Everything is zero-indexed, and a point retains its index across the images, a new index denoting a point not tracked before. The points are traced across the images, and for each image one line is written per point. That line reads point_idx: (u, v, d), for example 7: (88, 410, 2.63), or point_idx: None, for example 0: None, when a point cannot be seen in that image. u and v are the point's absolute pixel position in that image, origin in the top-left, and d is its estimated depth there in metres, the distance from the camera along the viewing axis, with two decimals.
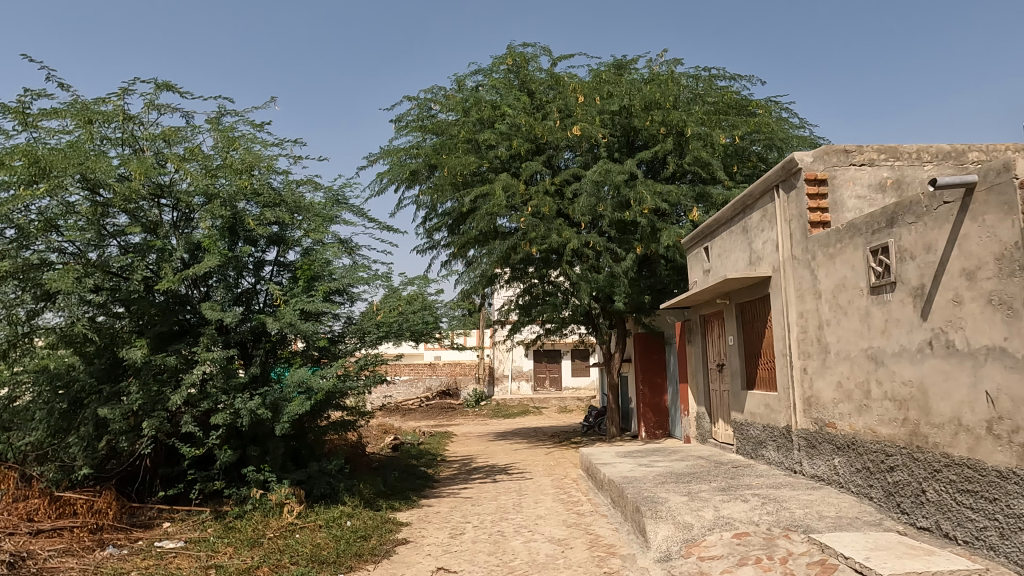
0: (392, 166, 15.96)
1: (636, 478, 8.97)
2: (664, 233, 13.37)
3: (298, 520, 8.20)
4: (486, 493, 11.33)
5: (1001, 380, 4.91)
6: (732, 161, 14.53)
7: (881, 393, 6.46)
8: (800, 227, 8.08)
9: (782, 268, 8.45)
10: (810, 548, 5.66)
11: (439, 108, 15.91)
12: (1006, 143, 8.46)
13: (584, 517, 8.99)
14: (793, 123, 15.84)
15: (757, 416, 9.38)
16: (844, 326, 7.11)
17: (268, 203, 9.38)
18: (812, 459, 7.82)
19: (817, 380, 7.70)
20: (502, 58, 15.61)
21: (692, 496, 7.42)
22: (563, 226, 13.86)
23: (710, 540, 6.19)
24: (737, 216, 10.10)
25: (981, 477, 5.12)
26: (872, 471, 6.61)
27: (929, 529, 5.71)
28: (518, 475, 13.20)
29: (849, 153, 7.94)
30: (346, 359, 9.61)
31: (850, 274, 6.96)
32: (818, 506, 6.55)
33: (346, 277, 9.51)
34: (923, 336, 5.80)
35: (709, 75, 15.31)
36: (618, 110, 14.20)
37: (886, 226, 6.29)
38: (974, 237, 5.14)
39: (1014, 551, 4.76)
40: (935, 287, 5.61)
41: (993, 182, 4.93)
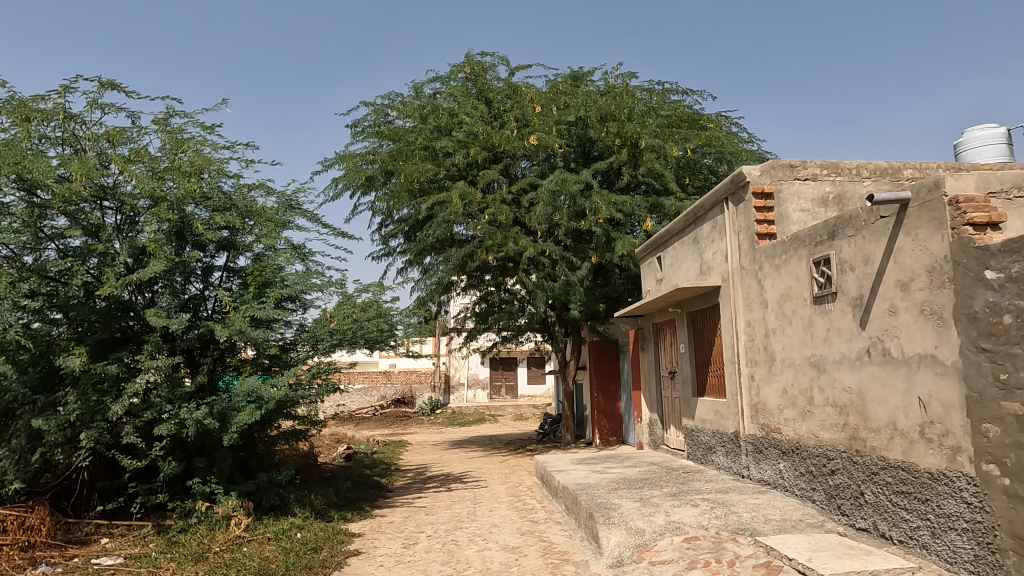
0: (348, 171, 15.81)
1: (590, 484, 9.05)
2: (619, 242, 13.55)
3: (246, 533, 7.96)
4: (441, 502, 11.25)
5: (933, 386, 5.16)
6: (684, 173, 14.86)
7: (823, 400, 6.71)
8: (748, 238, 8.33)
9: (730, 277, 8.70)
10: (756, 551, 5.82)
11: (395, 114, 15.87)
12: (939, 161, 8.89)
13: (538, 524, 9.04)
14: (743, 137, 16.36)
15: (707, 423, 9.61)
16: (789, 334, 7.36)
17: (217, 208, 9.10)
18: (758, 464, 8.05)
19: (764, 386, 7.94)
20: (459, 66, 15.69)
21: (644, 502, 7.55)
22: (519, 234, 13.90)
23: (661, 545, 6.31)
24: (689, 227, 10.35)
25: (915, 479, 5.36)
26: (814, 475, 6.85)
27: (868, 529, 5.96)
28: (473, 483, 13.15)
29: (793, 168, 8.25)
30: (298, 367, 9.40)
31: (795, 284, 7.23)
32: (764, 509, 6.74)
33: (299, 283, 9.34)
34: (862, 344, 6.06)
35: (662, 89, 15.68)
36: (575, 120, 14.42)
37: (828, 239, 6.55)
38: (908, 250, 5.40)
39: (945, 548, 5.01)
40: (874, 297, 5.86)
41: (925, 198, 5.20)
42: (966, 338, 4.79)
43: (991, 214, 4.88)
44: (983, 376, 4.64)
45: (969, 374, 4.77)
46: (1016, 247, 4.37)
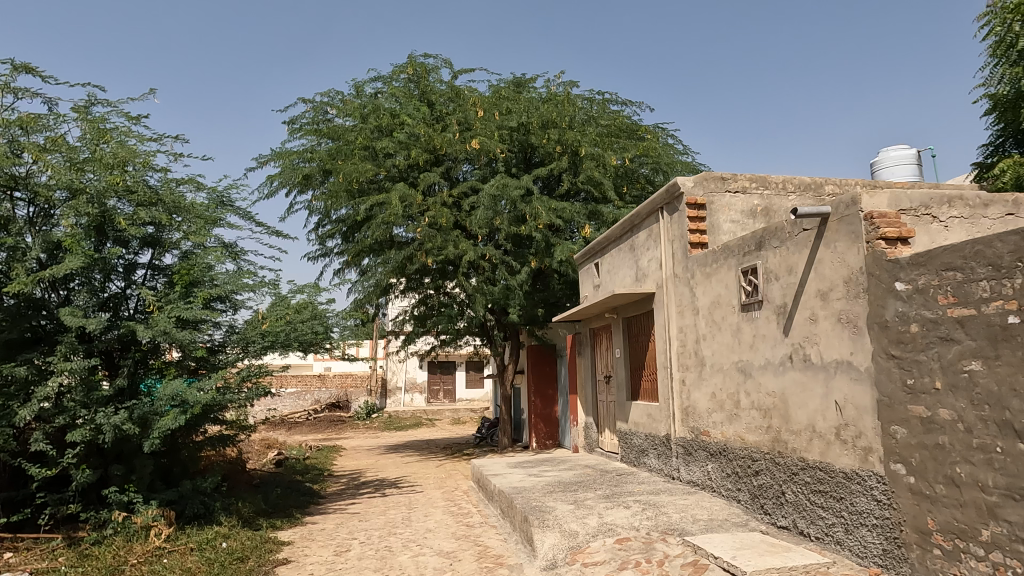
0: (284, 169, 15.40)
1: (525, 488, 9.11)
2: (559, 247, 13.73)
3: (166, 544, 7.59)
4: (375, 507, 11.05)
5: (848, 391, 5.46)
6: (622, 182, 15.19)
7: (749, 403, 6.99)
8: (681, 247, 8.61)
9: (664, 284, 8.96)
10: (684, 550, 6.01)
11: (335, 112, 15.60)
12: (857, 178, 9.41)
13: (473, 529, 9.03)
14: (678, 149, 16.88)
15: (640, 426, 9.84)
16: (718, 340, 7.64)
17: (142, 202, 8.65)
18: (688, 466, 8.31)
19: (694, 391, 8.21)
20: (402, 67, 15.57)
21: (578, 504, 7.66)
22: (459, 238, 13.92)
23: (594, 546, 6.42)
24: (625, 234, 10.59)
25: (831, 478, 5.66)
26: (740, 475, 7.12)
27: (788, 527, 6.26)
28: (408, 489, 12.99)
29: (724, 180, 8.57)
30: (227, 370, 9.08)
31: (724, 292, 7.51)
32: (693, 509, 6.96)
33: (229, 283, 9.01)
34: (785, 350, 6.35)
35: (602, 99, 15.99)
36: (517, 126, 14.52)
37: (755, 249, 6.84)
38: (827, 261, 5.71)
39: (857, 544, 5.32)
40: (797, 306, 6.16)
41: (843, 213, 5.50)
42: (878, 345, 5.10)
43: (901, 230, 5.23)
44: (892, 381, 4.95)
45: (881, 379, 5.08)
46: (923, 260, 4.68)
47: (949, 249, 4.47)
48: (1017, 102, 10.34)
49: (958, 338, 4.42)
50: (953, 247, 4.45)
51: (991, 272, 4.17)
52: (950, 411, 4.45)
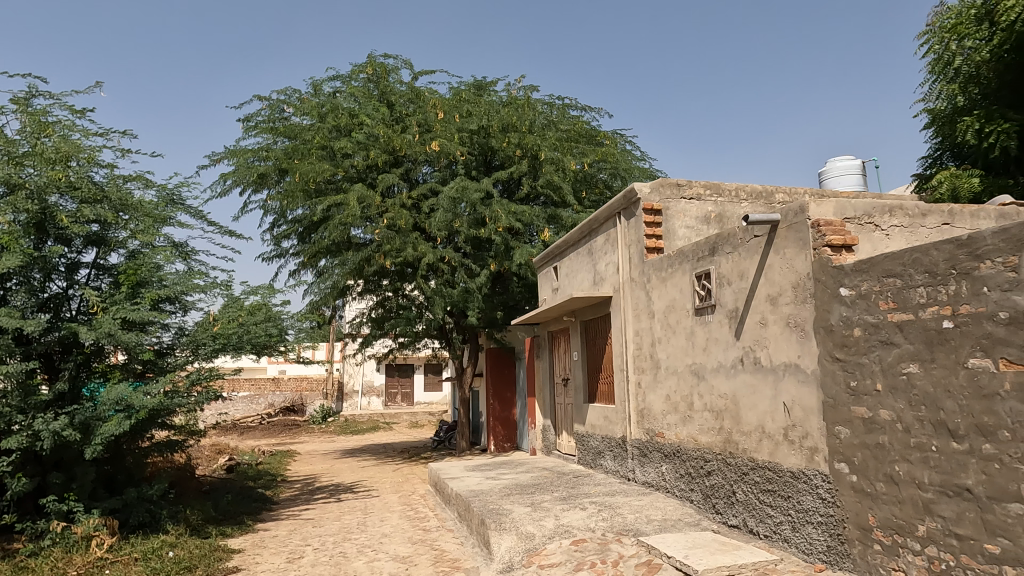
0: (238, 167, 15.05)
1: (483, 491, 9.09)
2: (518, 251, 13.78)
3: (109, 554, 7.30)
4: (329, 513, 10.87)
5: (795, 393, 5.64)
6: (581, 187, 15.33)
7: (701, 405, 7.15)
8: (638, 251, 8.75)
9: (621, 288, 9.09)
10: (638, 550, 6.10)
11: (292, 110, 15.34)
12: (805, 187, 9.72)
13: (429, 533, 8.97)
14: (636, 155, 17.14)
15: (597, 428, 9.95)
16: (672, 343, 7.79)
17: (86, 199, 8.31)
18: (643, 467, 8.44)
19: (649, 393, 8.34)
20: (361, 66, 15.41)
21: (535, 506, 7.70)
22: (418, 240, 13.82)
23: (550, 548, 6.46)
24: (583, 238, 10.70)
25: (779, 478, 5.83)
26: (693, 476, 7.27)
27: (739, 526, 6.42)
28: (364, 493, 12.81)
29: (680, 187, 8.75)
30: (175, 373, 8.79)
31: (679, 296, 7.67)
32: (647, 510, 7.08)
33: (179, 284, 8.75)
34: (736, 354, 6.52)
35: (562, 104, 16.13)
36: (477, 129, 14.52)
37: (709, 254, 7.01)
38: (777, 267, 5.88)
39: (803, 541, 5.50)
40: (747, 310, 6.34)
41: (792, 220, 5.68)
42: (824, 348, 5.29)
43: (846, 237, 5.43)
44: (837, 383, 5.14)
45: (826, 382, 5.27)
46: (865, 267, 4.88)
47: (889, 257, 4.67)
48: (954, 117, 10.86)
49: (897, 342, 4.61)
50: (893, 254, 4.65)
51: (928, 279, 4.37)
52: (890, 412, 4.64)
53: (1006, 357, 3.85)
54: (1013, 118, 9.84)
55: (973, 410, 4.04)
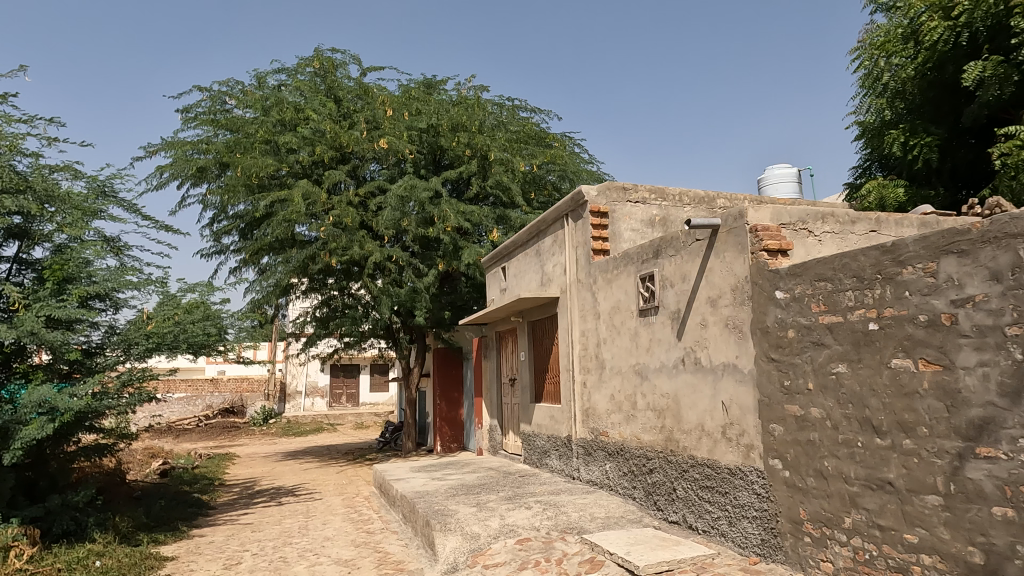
0: (176, 160, 14.49)
1: (428, 492, 9.03)
2: (466, 251, 13.75)
3: (28, 566, 6.74)
4: (269, 517, 10.58)
5: (733, 392, 5.84)
6: (530, 188, 15.40)
7: (644, 404, 7.31)
8: (584, 253, 8.87)
9: (568, 289, 9.19)
10: (581, 548, 6.19)
11: (234, 103, 14.90)
12: (745, 193, 10.04)
13: (373, 535, 8.85)
14: (584, 158, 17.37)
15: (543, 428, 10.03)
16: (617, 344, 7.93)
17: (8, 190, 7.89)
18: (588, 465, 8.56)
19: (594, 393, 8.47)
20: (308, 60, 15.09)
21: (480, 506, 7.70)
22: (365, 238, 13.61)
23: (494, 548, 6.48)
24: (531, 239, 10.78)
25: (717, 474, 6.02)
26: (635, 474, 7.43)
27: (679, 522, 6.59)
28: (306, 496, 12.53)
29: (626, 191, 8.92)
30: (105, 374, 8.40)
31: (624, 298, 7.81)
32: (590, 508, 7.19)
33: (110, 280, 8.36)
34: (678, 354, 6.69)
35: (512, 105, 16.19)
36: (426, 128, 14.40)
37: (653, 257, 7.17)
38: (717, 270, 6.07)
39: (739, 535, 5.69)
40: (689, 311, 6.51)
41: (731, 225, 5.88)
42: (760, 349, 5.49)
43: (781, 243, 5.66)
44: (772, 382, 5.35)
45: (762, 381, 5.47)
46: (799, 271, 5.09)
47: (821, 261, 4.88)
48: (882, 129, 11.49)
49: (828, 343, 4.83)
50: (824, 259, 4.86)
51: (856, 283, 4.59)
52: (820, 410, 4.86)
53: (925, 357, 4.08)
54: (935, 132, 10.47)
55: (895, 407, 4.27)
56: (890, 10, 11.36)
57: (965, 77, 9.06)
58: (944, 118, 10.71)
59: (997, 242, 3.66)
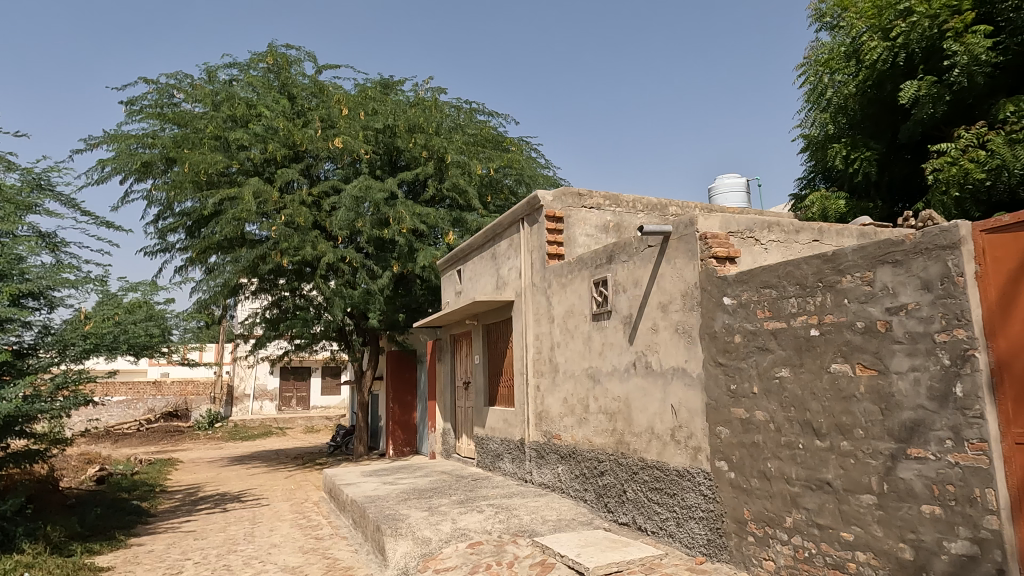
0: (119, 154, 13.94)
1: (379, 496, 8.92)
2: (421, 253, 13.65)
3: None
4: (213, 524, 10.25)
5: (682, 396, 5.97)
6: (486, 192, 15.40)
7: (596, 407, 7.40)
8: (539, 257, 8.93)
9: (523, 293, 9.24)
10: (533, 551, 6.23)
11: (182, 96, 14.44)
12: (696, 202, 10.28)
13: (322, 542, 8.69)
14: (541, 163, 17.50)
15: (496, 431, 10.04)
16: (570, 348, 8.01)
17: None
18: (540, 468, 8.61)
19: (548, 396, 8.53)
20: (261, 55, 14.76)
21: (432, 510, 7.66)
22: (318, 238, 13.38)
23: (446, 553, 6.45)
24: (487, 243, 10.79)
25: (665, 476, 6.14)
26: (587, 476, 7.50)
27: (628, 523, 6.69)
28: (253, 502, 12.20)
29: (581, 196, 9.02)
30: (37, 376, 8.00)
31: (577, 302, 7.89)
32: (543, 511, 7.23)
33: (44, 278, 7.98)
34: (630, 358, 6.80)
35: (469, 108, 16.19)
36: (383, 128, 14.24)
37: (606, 262, 7.27)
38: (668, 276, 6.20)
39: (686, 535, 5.82)
40: (641, 316, 6.63)
41: (682, 232, 6.01)
42: (708, 354, 5.63)
43: (729, 250, 5.81)
44: (719, 386, 5.49)
45: (709, 385, 5.61)
46: (746, 279, 5.24)
47: (767, 269, 5.04)
48: (825, 143, 11.99)
49: (772, 348, 4.99)
50: (770, 267, 5.02)
51: (799, 291, 4.76)
52: (764, 413, 5.01)
53: (861, 362, 4.27)
54: (874, 147, 10.94)
55: (834, 410, 4.44)
56: (834, 28, 11.83)
57: (902, 95, 9.51)
58: (883, 134, 11.18)
59: (928, 253, 3.84)
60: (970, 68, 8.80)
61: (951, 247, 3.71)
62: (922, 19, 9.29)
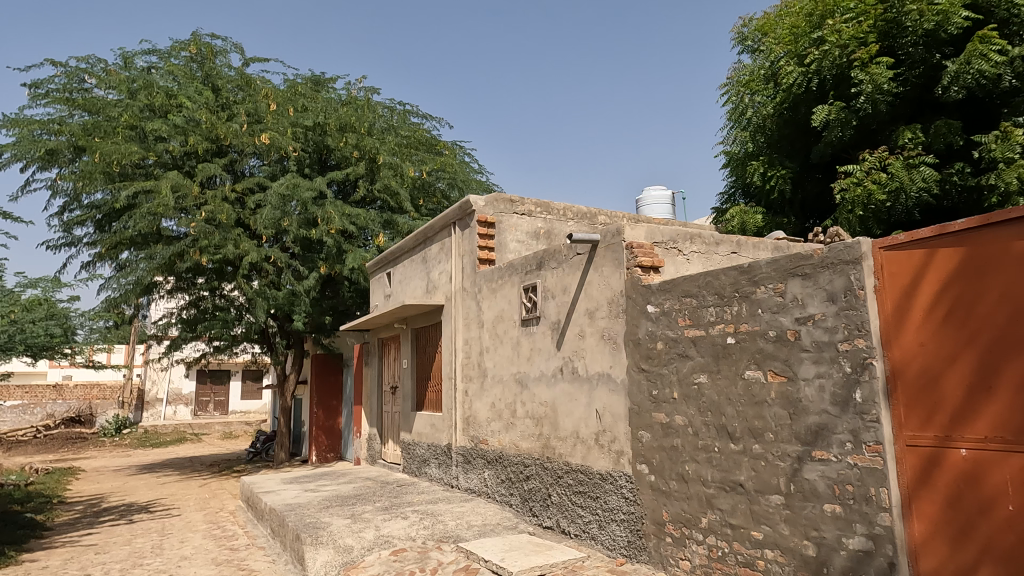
0: (20, 140, 12.95)
1: (300, 504, 8.65)
2: (350, 254, 13.37)
3: None
4: (117, 537, 9.64)
5: (607, 401, 6.11)
6: (419, 194, 15.26)
7: (523, 412, 7.46)
8: (470, 262, 8.95)
9: (453, 297, 9.21)
10: (457, 556, 6.20)
11: (94, 82, 13.60)
12: (624, 212, 10.55)
13: (237, 553, 8.34)
14: (474, 168, 17.52)
15: (423, 436, 9.95)
16: (499, 352, 8.05)
17: None
18: (466, 473, 8.59)
19: (475, 401, 8.53)
20: (183, 43, 14.12)
21: (355, 518, 7.50)
22: (241, 237, 12.85)
23: (368, 560, 6.32)
24: (417, 246, 10.71)
25: (589, 479, 6.26)
26: (513, 481, 7.55)
27: (552, 527, 6.78)
28: (162, 512, 11.56)
29: (512, 203, 9.10)
30: None
31: (507, 307, 7.95)
32: (468, 516, 7.22)
33: None
34: (557, 363, 6.90)
35: (403, 110, 16.02)
36: (312, 125, 13.87)
37: (536, 268, 7.36)
38: (595, 284, 6.34)
39: (607, 538, 5.95)
40: (568, 322, 6.74)
41: (610, 241, 6.16)
42: (632, 360, 5.79)
43: (654, 259, 5.98)
44: (641, 391, 5.66)
45: (632, 390, 5.78)
46: (668, 288, 5.43)
47: (687, 278, 5.24)
48: (745, 160, 12.64)
49: (691, 354, 5.19)
50: (690, 277, 5.22)
51: (717, 300, 4.97)
52: (683, 418, 5.20)
53: (773, 369, 4.50)
54: (789, 166, 11.60)
55: (747, 415, 4.66)
56: (754, 52, 12.46)
57: (814, 119, 10.12)
58: (797, 153, 11.84)
59: (834, 267, 4.09)
60: (874, 96, 9.48)
61: (854, 262, 3.97)
62: (832, 48, 9.86)
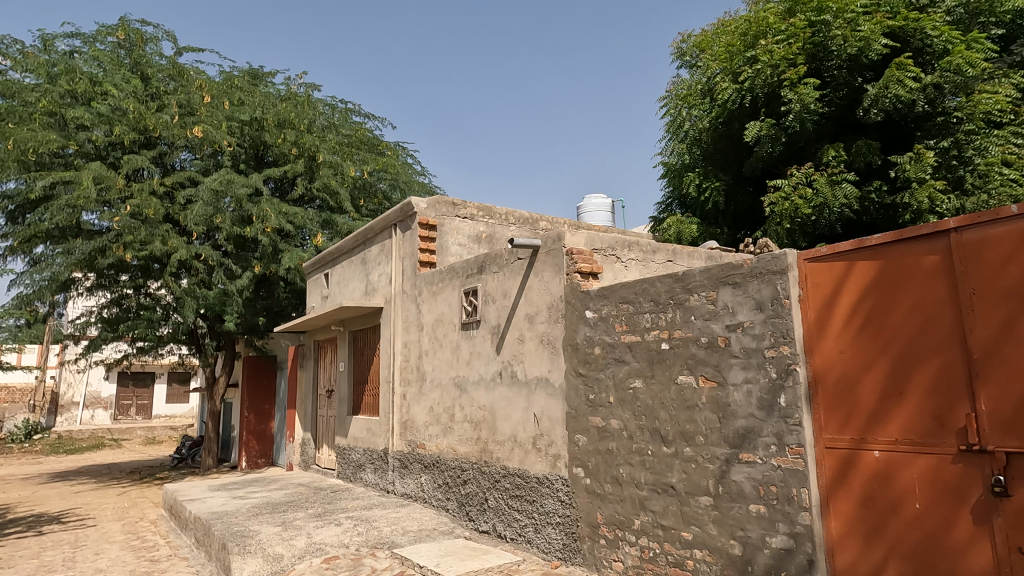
0: None
1: (227, 512, 8.32)
2: (286, 254, 13.00)
3: None
4: (23, 551, 9.01)
5: (544, 405, 6.16)
6: (359, 195, 15.01)
7: (462, 416, 7.43)
8: (411, 264, 8.87)
9: (393, 300, 9.09)
10: (391, 563, 6.11)
11: (10, 64, 12.76)
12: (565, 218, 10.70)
13: (158, 564, 7.95)
14: (416, 169, 17.39)
15: (358, 441, 9.77)
16: (438, 356, 8.00)
17: None
18: (403, 478, 8.48)
19: (413, 405, 8.44)
20: (110, 28, 13.44)
21: (286, 525, 7.28)
22: (170, 232, 12.29)
23: (298, 569, 6.15)
24: (357, 247, 10.53)
25: (526, 483, 6.29)
26: (450, 485, 7.51)
27: (488, 531, 6.78)
28: (76, 523, 10.90)
29: (455, 206, 9.08)
30: None
31: (447, 310, 7.91)
32: (403, 522, 7.13)
33: None
34: (496, 368, 6.92)
35: (344, 108, 15.74)
36: (249, 120, 13.46)
37: (477, 272, 7.36)
38: (535, 289, 6.39)
39: (543, 541, 5.99)
40: (508, 326, 6.78)
41: (551, 247, 6.22)
42: (570, 365, 5.87)
43: (593, 266, 6.07)
44: (578, 396, 5.74)
45: (570, 395, 5.85)
46: (606, 294, 5.54)
47: (625, 285, 5.36)
48: (682, 171, 13.04)
49: (627, 359, 5.30)
50: (627, 284, 5.34)
51: (653, 307, 5.11)
52: (618, 421, 5.31)
53: (704, 374, 4.65)
54: (723, 179, 12.03)
55: (679, 419, 4.79)
56: (692, 67, 12.88)
57: (747, 134, 10.57)
58: (731, 166, 12.30)
59: (762, 276, 4.27)
60: (802, 115, 9.96)
61: (781, 272, 4.16)
62: (765, 67, 10.35)
